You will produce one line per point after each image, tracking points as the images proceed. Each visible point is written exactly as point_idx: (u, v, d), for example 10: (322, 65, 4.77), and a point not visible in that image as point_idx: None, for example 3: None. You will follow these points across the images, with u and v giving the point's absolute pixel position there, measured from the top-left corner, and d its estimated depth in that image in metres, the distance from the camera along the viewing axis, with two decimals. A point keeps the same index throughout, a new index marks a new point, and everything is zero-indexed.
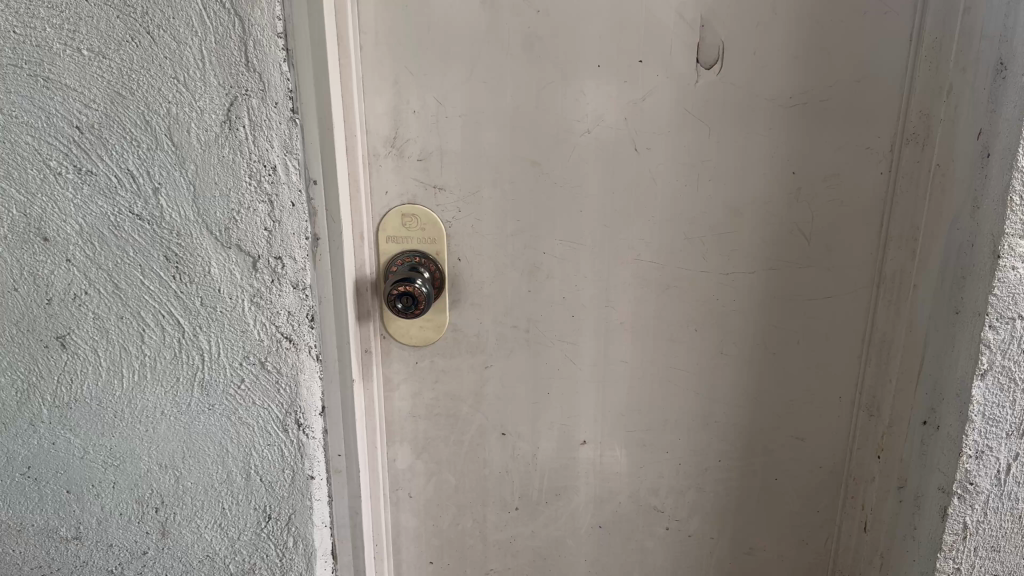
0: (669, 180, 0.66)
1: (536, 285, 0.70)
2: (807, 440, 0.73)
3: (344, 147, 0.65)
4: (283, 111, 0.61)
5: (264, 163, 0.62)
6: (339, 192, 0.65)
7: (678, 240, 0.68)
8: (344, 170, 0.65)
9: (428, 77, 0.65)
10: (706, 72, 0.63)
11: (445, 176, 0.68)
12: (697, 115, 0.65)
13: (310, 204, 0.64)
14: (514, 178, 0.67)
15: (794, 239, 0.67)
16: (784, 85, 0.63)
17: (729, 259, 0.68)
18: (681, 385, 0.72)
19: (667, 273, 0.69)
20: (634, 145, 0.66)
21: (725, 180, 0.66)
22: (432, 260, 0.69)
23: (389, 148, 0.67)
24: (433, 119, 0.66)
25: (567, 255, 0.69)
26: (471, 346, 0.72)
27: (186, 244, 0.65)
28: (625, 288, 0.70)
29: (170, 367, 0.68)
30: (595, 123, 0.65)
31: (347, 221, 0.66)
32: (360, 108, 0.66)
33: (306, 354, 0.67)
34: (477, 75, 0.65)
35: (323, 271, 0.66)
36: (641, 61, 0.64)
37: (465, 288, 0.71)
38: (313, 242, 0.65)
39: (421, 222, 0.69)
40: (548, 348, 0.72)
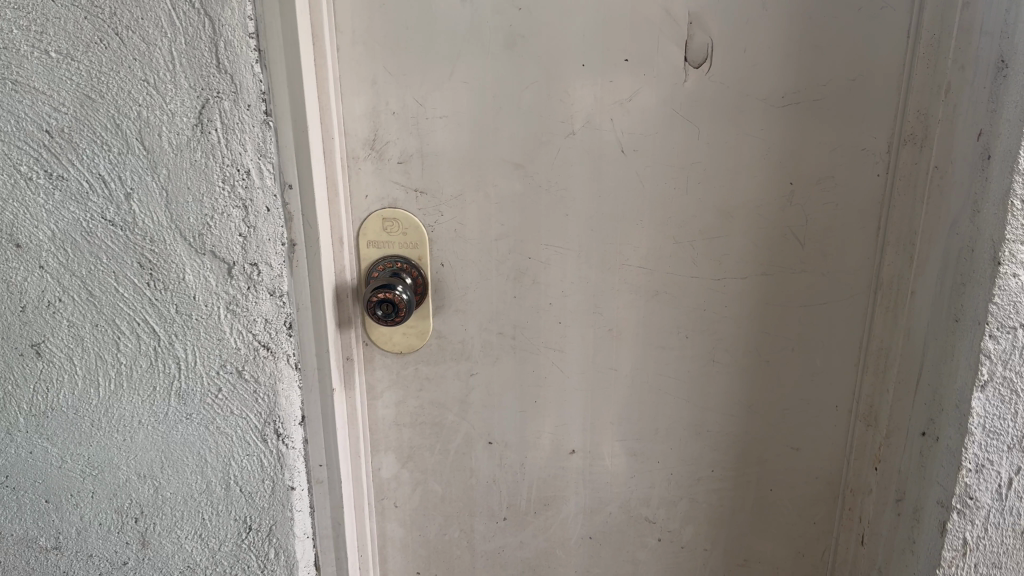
0: (658, 183, 0.64)
1: (521, 292, 0.68)
2: (803, 450, 0.70)
3: (322, 151, 0.63)
4: (255, 114, 0.59)
5: (237, 167, 0.60)
6: (317, 197, 0.63)
7: (668, 244, 0.65)
8: (321, 175, 0.63)
9: (408, 77, 0.63)
10: (694, 71, 0.61)
11: (428, 180, 0.66)
12: (686, 116, 0.62)
13: (286, 209, 0.62)
14: (498, 181, 0.65)
15: (788, 243, 0.65)
16: (776, 83, 0.61)
17: (721, 265, 0.66)
18: (673, 393, 0.70)
19: (656, 279, 0.66)
20: (621, 146, 0.63)
21: (715, 182, 0.64)
22: (414, 265, 0.67)
23: (368, 150, 0.65)
24: (414, 120, 0.64)
25: (553, 259, 0.67)
26: (455, 353, 0.70)
27: (160, 250, 0.63)
28: (614, 294, 0.67)
29: (147, 376, 0.67)
30: (580, 124, 0.63)
31: (325, 226, 0.65)
32: (337, 111, 0.64)
33: (284, 363, 0.65)
34: (458, 75, 0.63)
35: (301, 278, 0.64)
36: (627, 60, 0.61)
37: (448, 294, 0.69)
38: (289, 248, 0.63)
39: (404, 226, 0.67)
40: (535, 356, 0.70)
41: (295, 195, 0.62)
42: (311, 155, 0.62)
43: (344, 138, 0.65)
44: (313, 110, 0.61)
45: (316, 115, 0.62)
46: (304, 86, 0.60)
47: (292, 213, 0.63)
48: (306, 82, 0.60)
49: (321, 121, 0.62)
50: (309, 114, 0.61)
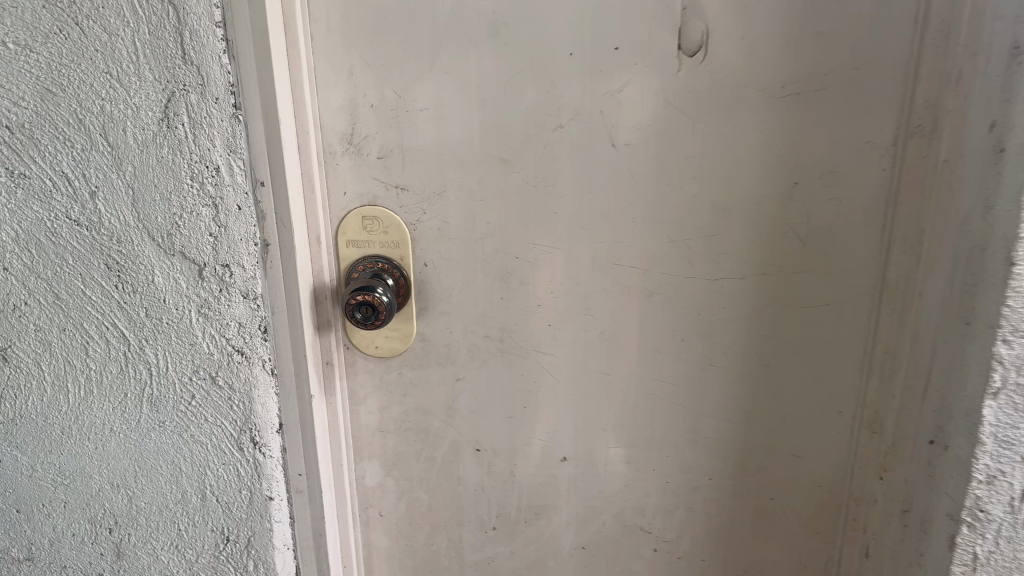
0: (651, 179, 0.60)
1: (508, 293, 0.65)
2: (806, 457, 0.67)
3: (295, 146, 0.60)
4: (224, 107, 0.56)
5: (206, 163, 0.57)
6: (291, 194, 0.60)
7: (662, 243, 0.62)
8: (296, 171, 0.60)
9: (386, 69, 0.60)
10: (688, 60, 0.57)
11: (408, 176, 0.63)
12: (680, 107, 0.58)
13: (258, 207, 0.59)
14: (483, 176, 0.62)
15: (789, 241, 0.61)
16: (775, 73, 0.57)
17: (718, 264, 0.62)
18: (668, 399, 0.67)
19: (650, 279, 0.63)
20: (611, 140, 0.60)
21: (711, 178, 0.60)
22: (396, 266, 0.64)
23: (346, 145, 0.62)
24: (393, 114, 0.61)
25: (541, 259, 0.63)
26: (441, 357, 0.67)
27: (127, 250, 0.60)
28: (606, 296, 0.64)
29: (116, 383, 0.64)
30: (568, 117, 0.59)
31: (300, 225, 0.61)
32: (312, 104, 0.60)
33: (260, 368, 0.62)
34: (438, 66, 0.59)
35: (275, 279, 0.61)
36: (618, 49, 0.57)
37: (432, 296, 0.66)
38: (263, 248, 0.60)
39: (384, 224, 0.64)
40: (523, 360, 0.66)
41: (267, 192, 0.59)
42: (284, 151, 0.58)
43: (319, 133, 0.62)
44: (285, 104, 0.58)
45: (290, 108, 0.59)
46: (275, 78, 0.57)
47: (265, 212, 0.59)
48: (278, 73, 0.57)
49: (293, 115, 0.59)
50: (280, 107, 0.58)
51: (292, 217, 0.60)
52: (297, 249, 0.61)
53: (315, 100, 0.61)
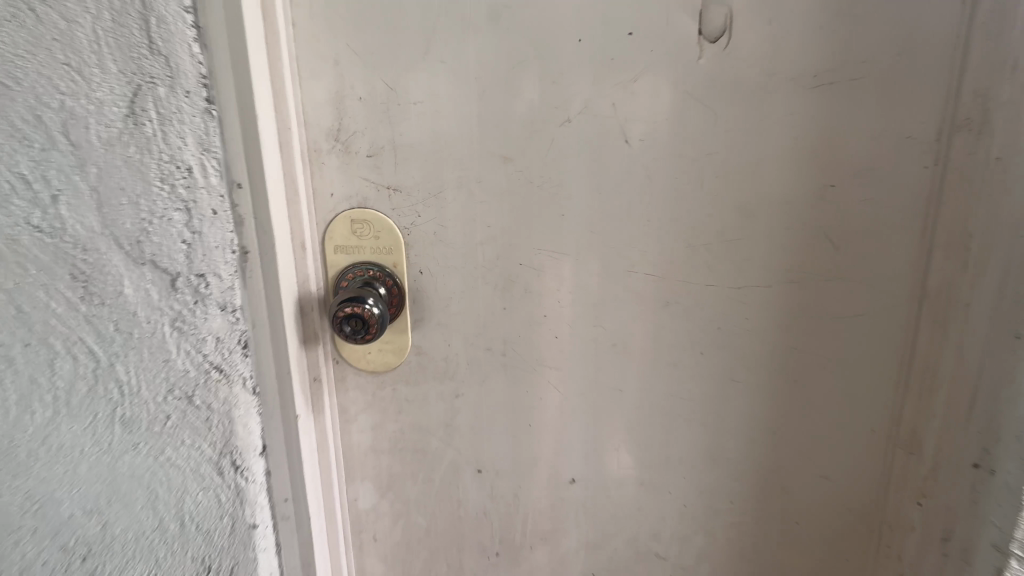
0: (667, 178, 0.55)
1: (511, 303, 0.59)
2: (834, 479, 0.62)
3: (276, 144, 0.55)
4: (196, 101, 0.51)
5: (177, 163, 0.51)
6: (272, 197, 0.55)
7: (680, 248, 0.57)
8: (277, 172, 0.55)
9: (375, 57, 0.54)
10: (710, 47, 0.52)
11: (401, 176, 0.57)
12: (701, 99, 0.53)
13: (235, 211, 0.54)
14: (483, 176, 0.56)
15: (819, 246, 0.56)
16: (806, 60, 0.52)
17: (740, 271, 0.57)
18: (685, 416, 0.61)
19: (666, 288, 0.58)
20: (625, 135, 0.54)
21: (734, 177, 0.54)
22: (388, 273, 0.59)
23: (332, 142, 0.57)
24: (383, 107, 0.55)
25: (547, 266, 0.58)
26: (438, 372, 0.62)
27: (92, 261, 0.51)
28: (618, 305, 0.58)
29: (69, 421, 0.53)
30: (576, 111, 0.54)
31: (282, 231, 0.56)
32: (294, 98, 0.55)
33: (240, 387, 0.57)
34: (433, 55, 0.54)
35: (255, 290, 0.56)
36: (632, 34, 0.52)
37: (428, 306, 0.60)
38: (241, 256, 0.55)
39: (375, 228, 0.58)
40: (528, 375, 0.61)
41: (245, 195, 0.54)
42: (263, 150, 0.53)
43: (303, 129, 0.56)
44: (264, 98, 0.53)
45: (270, 102, 0.53)
46: (253, 70, 0.52)
47: (243, 216, 0.54)
48: (255, 64, 0.52)
49: (273, 110, 0.54)
50: (258, 102, 0.53)
51: (272, 221, 0.55)
52: (279, 256, 0.56)
53: (298, 94, 0.55)
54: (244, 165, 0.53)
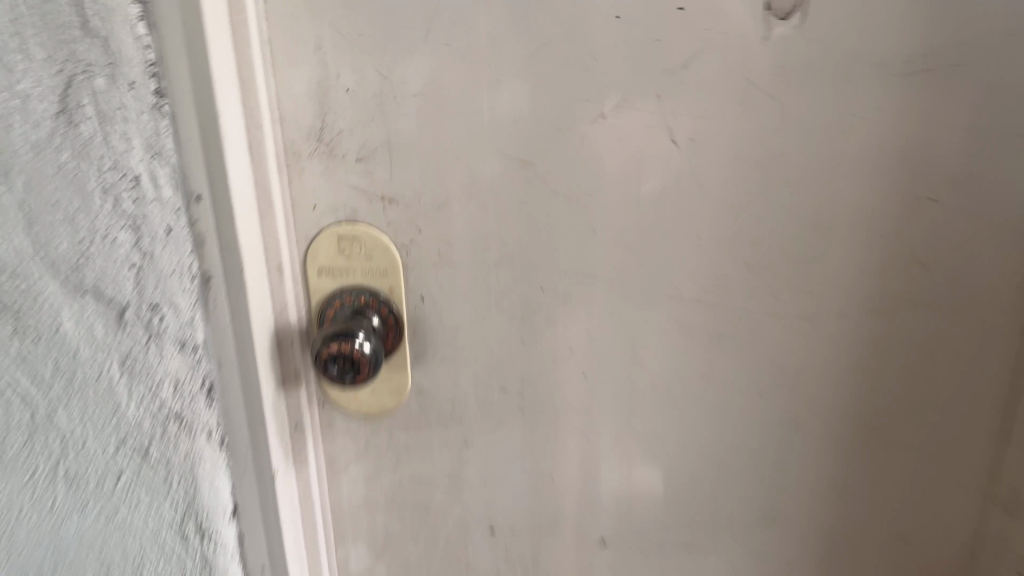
0: (723, 186, 0.45)
1: (531, 335, 0.49)
2: (913, 541, 0.53)
3: (243, 148, 0.44)
4: (142, 94, 0.41)
5: (121, 169, 0.41)
6: (238, 214, 0.44)
7: (737, 270, 0.46)
8: (246, 182, 0.44)
9: (364, 40, 0.44)
10: (780, 25, 0.41)
11: (397, 184, 0.47)
12: (767, 90, 0.43)
13: (195, 229, 0.44)
14: (498, 184, 0.46)
15: (908, 270, 0.46)
16: (899, 41, 0.42)
17: (810, 298, 0.47)
18: (739, 470, 0.51)
19: (720, 319, 0.47)
20: (672, 135, 0.44)
21: (806, 185, 0.44)
22: (384, 300, 0.49)
23: (314, 144, 0.46)
24: (375, 100, 0.45)
25: (574, 292, 0.48)
26: (443, 416, 0.52)
27: (20, 288, 0.42)
28: (660, 339, 0.48)
29: (7, 472, 0.45)
30: (612, 105, 0.44)
31: (253, 255, 0.46)
32: (266, 90, 0.44)
33: (204, 440, 0.47)
34: (434, 37, 0.43)
35: (221, 323, 0.46)
36: (682, 10, 0.41)
37: (432, 339, 0.50)
38: (203, 283, 0.45)
39: (367, 247, 0.48)
40: (550, 421, 0.51)
41: (206, 211, 0.44)
42: (227, 156, 0.43)
43: (277, 129, 0.46)
44: (228, 91, 0.42)
45: (235, 97, 0.43)
46: (212, 56, 0.41)
47: (205, 236, 0.44)
48: (216, 48, 0.41)
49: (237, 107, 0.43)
50: (219, 96, 0.42)
51: (241, 243, 0.45)
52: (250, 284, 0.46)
53: (270, 85, 0.45)
54: (203, 174, 0.43)
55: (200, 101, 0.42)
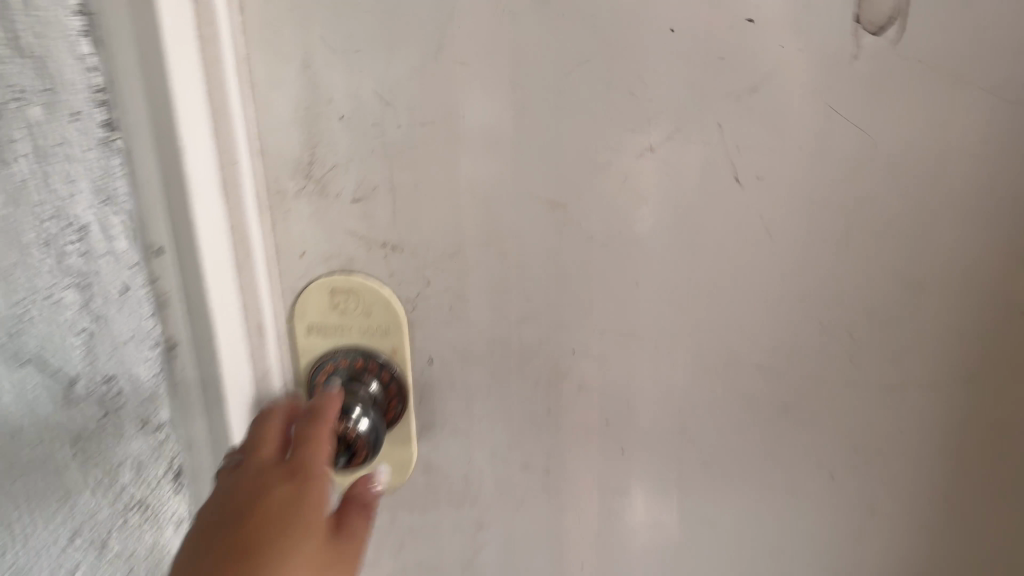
0: (795, 234, 0.37)
1: (559, 405, 0.41)
2: None
3: (215, 192, 0.36)
4: (88, 130, 0.33)
5: (66, 219, 0.34)
6: (209, 274, 0.36)
7: (810, 332, 0.39)
8: (218, 233, 0.36)
9: (361, 57, 0.36)
10: (871, 41, 0.34)
11: (401, 228, 0.39)
12: (852, 118, 0.35)
13: (155, 289, 0.37)
14: (523, 230, 0.38)
15: (1018, 334, 0.38)
16: (1018, 61, 0.34)
17: (896, 363, 0.39)
18: (801, 558, 0.44)
19: (787, 387, 0.40)
20: (735, 173, 0.36)
21: (896, 232, 0.37)
22: (385, 365, 0.41)
23: (301, 181, 0.38)
24: (375, 130, 0.37)
25: (612, 356, 0.40)
26: (454, 496, 0.44)
27: None
28: (713, 412, 0.40)
29: None
30: (662, 136, 0.36)
31: (228, 319, 0.38)
32: (241, 118, 0.37)
33: (169, 528, 0.40)
34: (447, 54, 0.35)
35: (190, 398, 0.39)
36: (752, 21, 0.34)
37: (441, 409, 0.42)
38: (166, 352, 0.38)
39: (366, 302, 0.40)
40: (580, 503, 0.43)
41: (170, 269, 0.36)
42: (195, 207, 0.35)
43: (256, 164, 0.38)
44: (195, 126, 0.34)
45: (204, 131, 0.35)
46: (174, 84, 0.33)
47: (168, 298, 0.37)
48: (180, 75, 0.33)
49: (208, 141, 0.35)
50: (182, 133, 0.33)
51: (213, 310, 0.36)
52: (227, 357, 0.38)
53: (247, 113, 0.37)
54: (165, 224, 0.35)
55: (159, 137, 0.33)
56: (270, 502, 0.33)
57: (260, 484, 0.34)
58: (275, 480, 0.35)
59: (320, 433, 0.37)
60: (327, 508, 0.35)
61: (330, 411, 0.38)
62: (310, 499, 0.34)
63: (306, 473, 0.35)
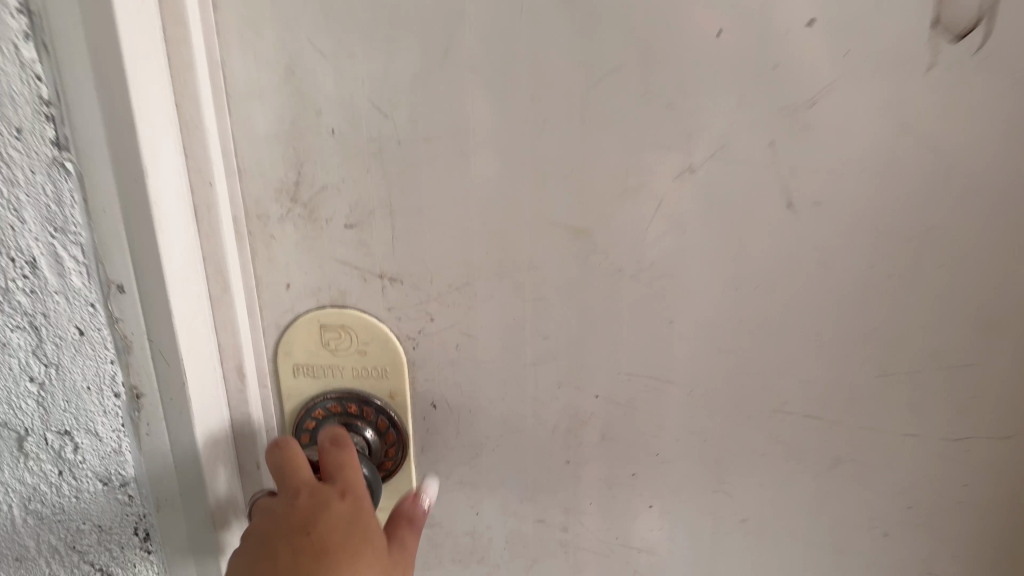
0: (854, 268, 0.32)
1: (580, 455, 0.37)
2: None
3: (186, 219, 0.31)
4: (36, 150, 0.28)
5: (13, 253, 0.30)
6: (179, 318, 0.30)
7: (864, 375, 0.34)
8: (190, 266, 0.31)
9: (356, 63, 0.31)
10: (951, 49, 0.29)
11: (402, 259, 0.34)
12: (926, 138, 0.30)
13: (116, 331, 0.31)
14: (541, 262, 0.33)
15: None
16: None
17: (962, 411, 0.35)
18: None
19: (837, 437, 0.35)
20: (787, 198, 0.31)
21: (970, 267, 0.32)
22: (382, 410, 0.36)
23: (288, 204, 0.33)
24: (373, 148, 0.32)
25: (640, 402, 0.35)
26: (460, 551, 0.40)
27: None
28: (754, 463, 0.36)
29: None
30: (704, 155, 0.31)
31: (201, 366, 0.32)
32: (215, 133, 0.31)
33: None
34: (456, 59, 0.31)
35: (158, 456, 0.33)
36: (814, 24, 0.29)
37: (446, 459, 0.37)
38: (131, 402, 0.32)
39: (359, 340, 0.35)
40: (601, 558, 0.39)
41: (133, 310, 0.30)
42: (162, 239, 0.29)
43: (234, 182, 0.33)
44: (162, 144, 0.29)
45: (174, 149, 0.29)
46: (135, 95, 0.27)
47: (131, 342, 0.31)
48: (143, 82, 0.27)
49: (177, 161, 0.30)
50: (144, 154, 0.28)
51: (184, 355, 0.31)
52: (199, 408, 0.32)
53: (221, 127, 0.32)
54: (127, 257, 0.29)
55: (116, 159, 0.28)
56: (331, 523, 0.31)
57: (313, 503, 0.31)
58: (328, 498, 0.31)
59: (350, 451, 0.34)
60: (379, 522, 0.32)
61: (344, 430, 0.35)
62: (364, 517, 0.32)
63: (354, 489, 0.32)
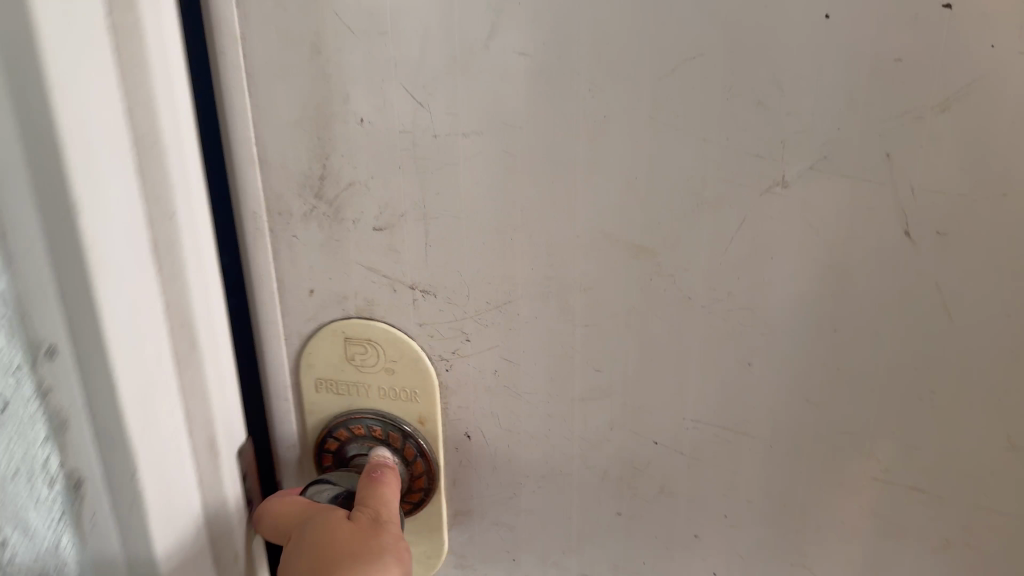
0: (983, 318, 0.26)
1: (633, 507, 0.32)
2: None
3: (147, 255, 0.23)
4: None
5: None
6: (127, 384, 0.23)
7: (990, 450, 0.28)
8: (150, 314, 0.24)
9: (387, 42, 0.27)
10: None
11: (434, 269, 0.29)
12: None
13: (48, 402, 0.23)
14: (596, 284, 0.28)
15: None
16: None
17: None
18: None
19: (948, 520, 0.29)
20: (903, 225, 0.25)
21: None
22: (407, 439, 0.32)
23: (310, 202, 0.29)
24: (405, 142, 0.28)
25: (708, 453, 0.30)
26: None
27: None
28: (841, 538, 0.30)
29: None
30: (799, 166, 0.25)
31: (161, 441, 0.24)
32: (187, 145, 0.25)
33: None
34: (503, 40, 0.26)
35: (109, 557, 0.24)
36: (950, 7, 0.23)
37: (480, 497, 0.33)
38: (69, 490, 0.24)
39: (385, 357, 0.31)
40: None
41: (69, 374, 0.22)
42: (95, 284, 0.21)
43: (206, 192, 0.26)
44: (109, 157, 0.21)
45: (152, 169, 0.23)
46: (59, 89, 0.19)
47: (69, 416, 0.23)
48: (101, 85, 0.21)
49: (143, 169, 0.23)
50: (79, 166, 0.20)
51: (136, 439, 0.23)
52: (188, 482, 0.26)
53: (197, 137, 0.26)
54: (56, 313, 0.22)
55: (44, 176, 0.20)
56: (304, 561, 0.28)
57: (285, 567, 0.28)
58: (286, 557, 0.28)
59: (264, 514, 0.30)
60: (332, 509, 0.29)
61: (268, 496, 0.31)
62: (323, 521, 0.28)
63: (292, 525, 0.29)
